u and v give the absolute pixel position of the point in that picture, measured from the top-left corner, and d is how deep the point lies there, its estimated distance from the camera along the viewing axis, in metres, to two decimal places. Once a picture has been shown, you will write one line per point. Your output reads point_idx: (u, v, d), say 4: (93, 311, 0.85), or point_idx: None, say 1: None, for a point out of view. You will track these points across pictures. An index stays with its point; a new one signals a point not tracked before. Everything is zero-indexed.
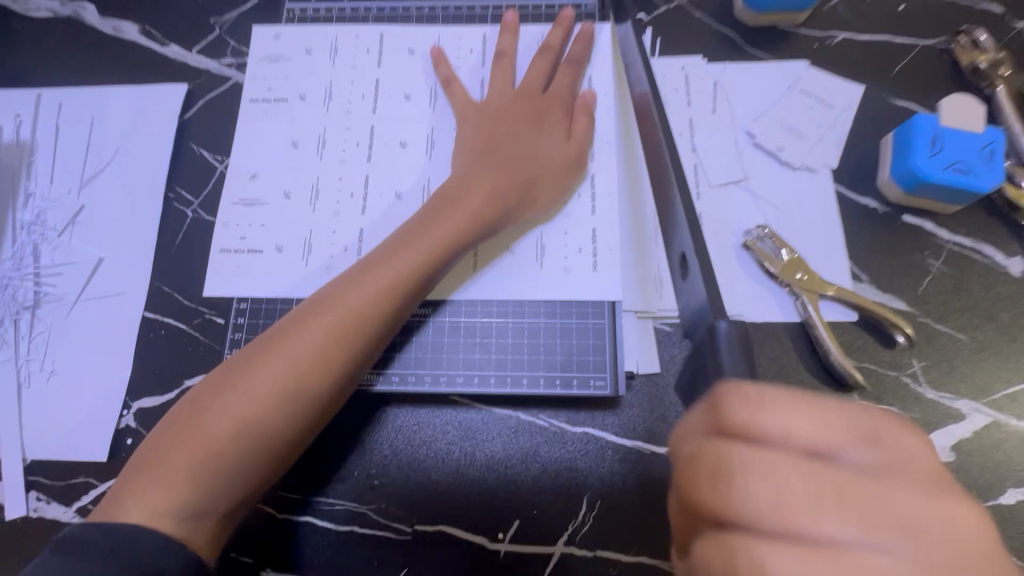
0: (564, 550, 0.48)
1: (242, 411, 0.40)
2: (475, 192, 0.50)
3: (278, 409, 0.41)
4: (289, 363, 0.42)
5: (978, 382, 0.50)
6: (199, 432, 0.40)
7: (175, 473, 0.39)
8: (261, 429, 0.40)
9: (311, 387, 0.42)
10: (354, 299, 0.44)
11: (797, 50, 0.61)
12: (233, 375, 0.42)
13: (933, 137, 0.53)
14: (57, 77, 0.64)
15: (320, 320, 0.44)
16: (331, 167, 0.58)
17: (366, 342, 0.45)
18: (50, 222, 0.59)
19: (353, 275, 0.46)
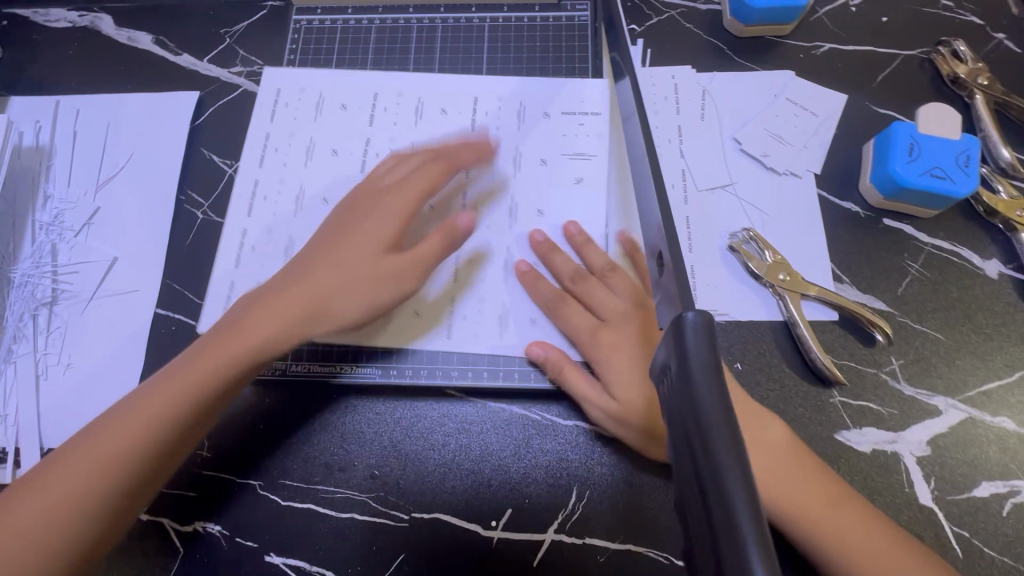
0: (554, 537, 0.50)
1: (130, 423, 0.45)
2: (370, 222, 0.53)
3: (156, 422, 0.45)
4: (177, 378, 0.47)
5: (954, 379, 0.52)
6: (96, 443, 0.44)
7: (59, 480, 0.43)
8: (147, 443, 0.45)
9: (194, 404, 0.46)
10: (247, 330, 0.49)
11: (783, 60, 0.64)
12: (135, 396, 0.46)
13: (910, 143, 0.55)
14: (75, 84, 0.68)
15: (228, 339, 0.49)
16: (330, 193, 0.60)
17: (271, 350, 0.50)
18: (67, 223, 0.62)
19: (248, 304, 0.51)
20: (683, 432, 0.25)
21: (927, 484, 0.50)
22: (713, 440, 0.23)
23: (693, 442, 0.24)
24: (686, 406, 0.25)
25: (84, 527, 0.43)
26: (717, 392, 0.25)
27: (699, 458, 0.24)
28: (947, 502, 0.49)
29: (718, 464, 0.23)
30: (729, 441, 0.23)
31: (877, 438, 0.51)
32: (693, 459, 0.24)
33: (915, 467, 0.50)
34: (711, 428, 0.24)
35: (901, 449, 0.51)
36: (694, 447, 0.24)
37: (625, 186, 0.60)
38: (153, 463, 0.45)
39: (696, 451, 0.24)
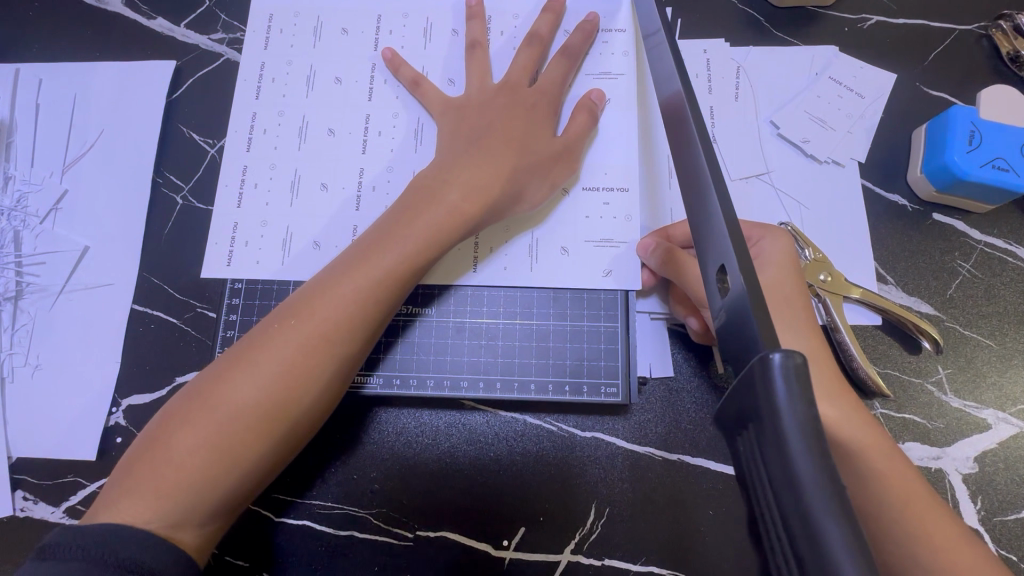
0: (571, 559, 0.46)
1: (276, 375, 0.39)
2: (454, 183, 0.46)
3: (314, 374, 0.40)
4: (322, 325, 0.41)
5: (1004, 391, 0.48)
6: (223, 401, 0.39)
7: (150, 475, 0.37)
8: (275, 404, 0.39)
9: (305, 390, 0.40)
10: (335, 300, 0.42)
11: (826, 34, 0.57)
12: (248, 349, 0.41)
13: (971, 131, 0.49)
14: (36, 51, 0.60)
15: (352, 277, 0.43)
16: (306, 154, 0.53)
17: (396, 291, 0.44)
18: (31, 207, 0.56)
19: (355, 250, 0.45)
20: (777, 509, 0.20)
21: (974, 504, 0.46)
22: (824, 532, 0.18)
23: (787, 522, 0.19)
24: (771, 469, 0.20)
25: (213, 499, 0.37)
26: (822, 465, 0.19)
27: (798, 548, 0.19)
28: (994, 523, 0.46)
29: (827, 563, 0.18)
30: (845, 533, 0.18)
31: (921, 454, 0.47)
32: (791, 549, 0.19)
33: (961, 486, 0.46)
34: (818, 513, 0.18)
35: (946, 466, 0.47)
36: (791, 528, 0.19)
37: (650, 169, 0.53)
38: (289, 426, 0.40)
39: (794, 533, 0.19)
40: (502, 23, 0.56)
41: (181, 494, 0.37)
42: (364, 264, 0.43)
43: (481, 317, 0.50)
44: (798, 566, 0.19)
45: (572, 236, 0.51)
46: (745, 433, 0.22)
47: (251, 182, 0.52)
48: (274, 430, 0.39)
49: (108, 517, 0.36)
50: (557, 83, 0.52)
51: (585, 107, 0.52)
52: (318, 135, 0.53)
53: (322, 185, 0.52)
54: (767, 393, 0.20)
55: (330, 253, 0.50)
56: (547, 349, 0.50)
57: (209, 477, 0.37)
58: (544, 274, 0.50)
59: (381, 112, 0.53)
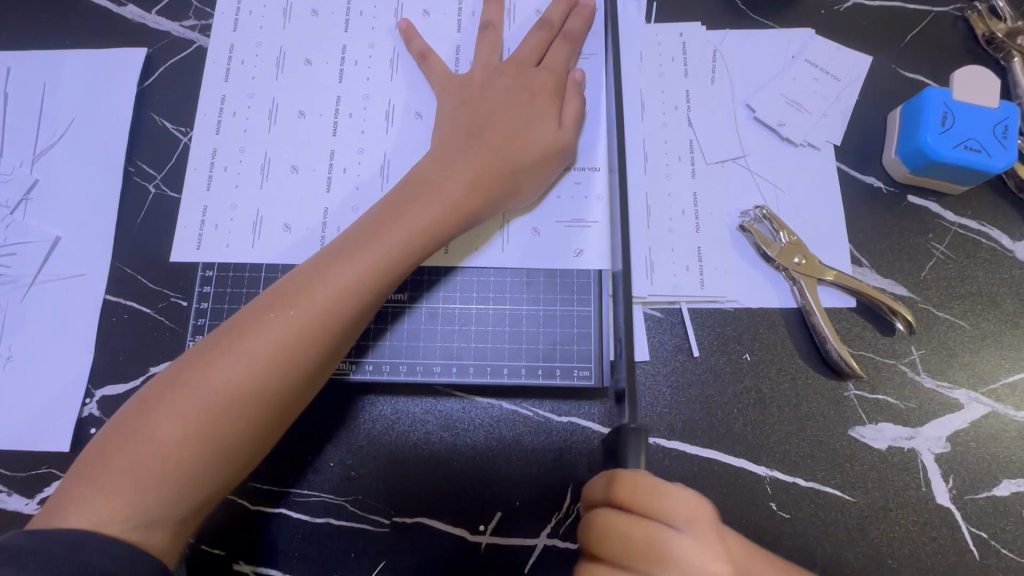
0: (547, 542, 0.47)
1: (259, 366, 0.39)
2: (442, 171, 0.46)
3: (297, 365, 0.40)
4: (307, 314, 0.40)
5: (977, 370, 0.49)
6: (201, 391, 0.38)
7: (125, 472, 0.36)
8: (257, 394, 0.39)
9: (288, 380, 0.40)
10: (319, 295, 0.41)
11: (803, 17, 0.57)
12: (230, 337, 0.40)
13: (944, 112, 0.49)
14: (5, 39, 0.59)
15: (339, 268, 0.42)
16: (276, 137, 0.52)
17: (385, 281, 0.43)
18: (1, 198, 0.55)
19: (344, 240, 0.44)
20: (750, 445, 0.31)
21: (945, 482, 0.46)
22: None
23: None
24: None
25: (192, 490, 0.37)
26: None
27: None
28: (964, 501, 0.46)
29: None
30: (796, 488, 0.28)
31: (894, 434, 0.47)
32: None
33: (933, 465, 0.47)
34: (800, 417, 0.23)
35: (918, 446, 0.47)
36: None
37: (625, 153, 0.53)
38: (270, 416, 0.40)
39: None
40: (475, 7, 0.55)
41: (157, 495, 0.36)
42: (349, 258, 0.43)
43: (452, 303, 0.50)
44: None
45: (544, 219, 0.51)
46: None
47: (220, 166, 0.52)
48: (256, 420, 0.39)
49: (80, 516, 0.35)
50: (529, 65, 0.51)
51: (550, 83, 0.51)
52: (288, 118, 0.52)
53: (292, 167, 0.51)
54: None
55: (301, 236, 0.50)
56: (521, 333, 0.50)
57: (185, 478, 0.37)
58: (516, 256, 0.50)
59: (352, 93, 0.53)
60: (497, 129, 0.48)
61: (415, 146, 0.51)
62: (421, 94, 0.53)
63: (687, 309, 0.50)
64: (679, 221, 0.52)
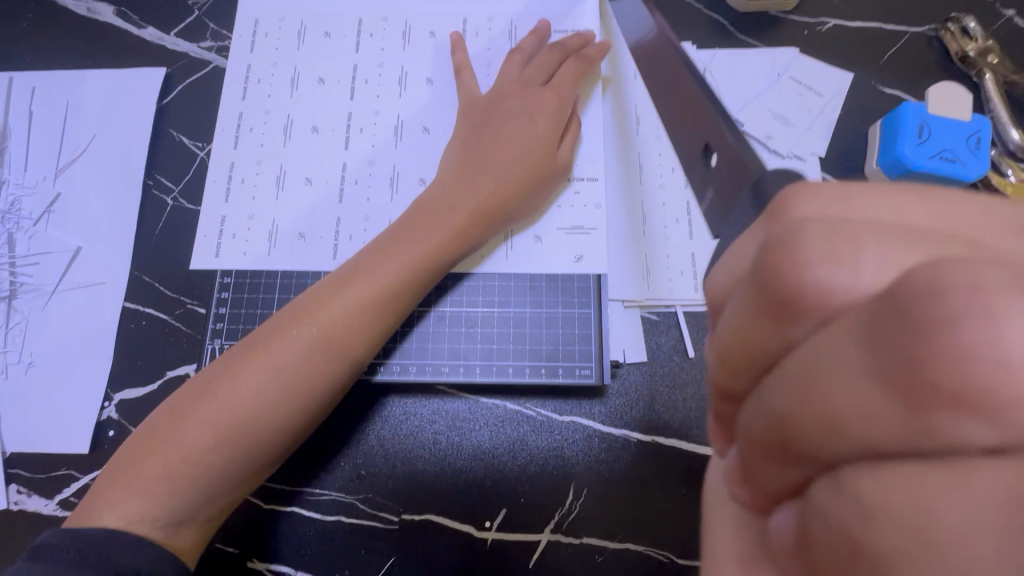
0: (551, 538, 0.48)
1: (283, 378, 0.41)
2: (458, 194, 0.49)
3: (318, 379, 0.42)
4: (330, 330, 0.43)
5: None
6: (228, 398, 0.40)
7: (156, 475, 0.38)
8: (281, 406, 0.41)
9: (310, 392, 0.42)
10: (339, 308, 0.43)
11: (788, 37, 0.60)
12: (255, 348, 0.42)
13: (920, 125, 0.52)
14: (30, 60, 0.62)
15: (359, 285, 0.45)
16: (291, 151, 0.55)
17: (401, 302, 0.46)
18: (25, 211, 0.57)
19: (361, 259, 0.46)
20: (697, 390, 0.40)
21: None
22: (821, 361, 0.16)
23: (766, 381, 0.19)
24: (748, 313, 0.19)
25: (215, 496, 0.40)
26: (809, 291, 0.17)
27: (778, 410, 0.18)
28: None
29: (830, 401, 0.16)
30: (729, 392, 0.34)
31: None
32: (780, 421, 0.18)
33: None
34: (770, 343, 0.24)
35: None
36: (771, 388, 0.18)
37: (623, 163, 0.56)
38: (292, 428, 0.42)
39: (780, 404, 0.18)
40: (479, 29, 0.58)
41: (186, 497, 0.38)
42: (367, 275, 0.45)
43: (456, 309, 0.52)
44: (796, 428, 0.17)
45: (546, 228, 0.54)
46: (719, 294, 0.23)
47: (237, 178, 0.54)
48: (279, 431, 0.41)
49: (113, 515, 0.37)
50: (531, 82, 0.54)
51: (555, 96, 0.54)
52: (303, 132, 0.55)
53: (306, 179, 0.54)
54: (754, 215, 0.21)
55: (314, 243, 0.52)
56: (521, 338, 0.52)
57: (212, 481, 0.39)
58: (519, 261, 0.53)
59: (363, 109, 0.56)
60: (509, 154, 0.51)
61: (424, 158, 0.54)
62: (428, 111, 0.56)
63: (683, 313, 0.53)
64: (676, 228, 0.54)
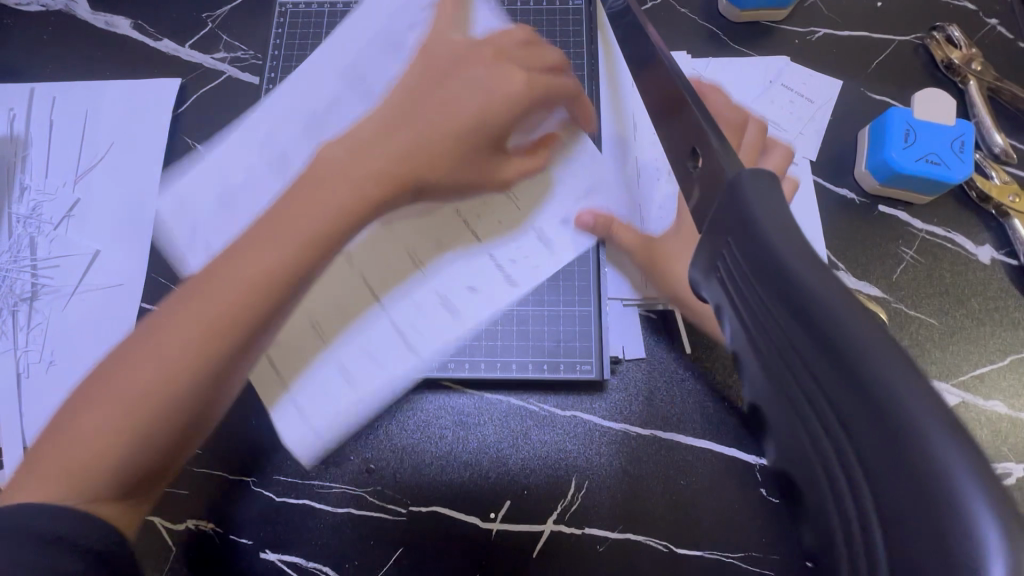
0: (554, 528, 0.50)
1: (181, 347, 0.40)
2: (381, 151, 0.47)
3: (215, 345, 0.40)
4: (228, 297, 0.41)
5: (946, 364, 0.53)
6: (134, 372, 0.40)
7: (64, 451, 0.39)
8: (179, 375, 0.39)
9: (204, 357, 0.40)
10: (237, 274, 0.42)
11: (779, 46, 0.63)
12: (164, 320, 0.41)
13: (907, 130, 0.55)
14: (50, 71, 0.65)
15: (264, 249, 0.42)
16: (300, 154, 0.55)
17: (307, 258, 0.43)
18: (45, 215, 0.60)
19: (273, 222, 0.44)
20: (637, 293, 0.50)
21: None
22: (841, 333, 0.17)
23: (783, 353, 0.20)
24: (764, 297, 0.20)
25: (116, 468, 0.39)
26: (824, 274, 0.19)
27: (797, 376, 0.19)
28: None
29: (859, 367, 0.17)
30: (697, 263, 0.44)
31: None
32: (803, 382, 0.19)
33: None
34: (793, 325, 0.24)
35: None
36: (791, 361, 0.19)
37: None
38: (179, 393, 0.39)
39: (803, 372, 0.19)
40: None
41: (89, 474, 0.38)
42: (273, 239, 0.43)
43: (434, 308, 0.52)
44: (819, 390, 0.18)
45: (547, 223, 0.54)
46: (713, 283, 0.24)
47: None
48: (177, 398, 0.40)
49: (25, 493, 0.38)
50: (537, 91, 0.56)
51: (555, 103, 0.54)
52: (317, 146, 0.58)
53: None
54: (741, 213, 0.22)
55: None
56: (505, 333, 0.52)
57: (113, 456, 0.39)
58: None
59: None
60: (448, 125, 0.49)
61: None
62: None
63: None
64: None
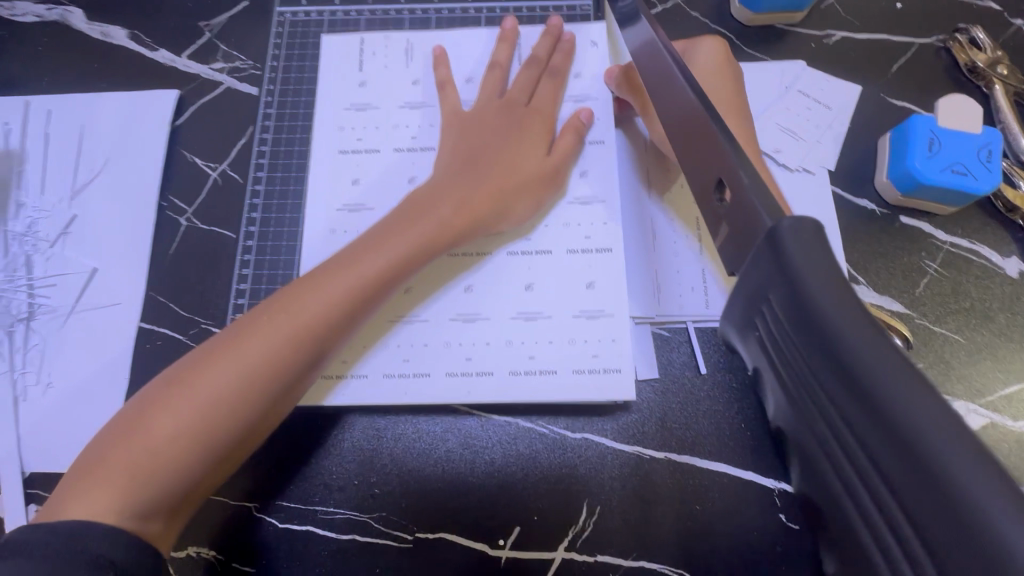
0: (566, 555, 0.48)
1: (250, 367, 0.41)
2: (442, 200, 0.50)
3: (283, 368, 0.42)
4: (300, 324, 0.43)
5: (973, 382, 0.51)
6: (201, 388, 0.40)
7: (121, 463, 0.38)
8: (250, 394, 0.41)
9: (277, 381, 0.42)
10: (310, 307, 0.43)
11: (794, 50, 0.61)
12: (228, 342, 0.42)
13: (931, 138, 0.52)
14: (45, 84, 0.63)
15: (338, 278, 0.45)
16: (343, 122, 0.58)
17: (375, 293, 0.46)
18: (42, 232, 0.58)
19: (338, 257, 0.47)
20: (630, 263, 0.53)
21: None
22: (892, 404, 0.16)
23: (827, 416, 0.19)
24: (800, 348, 0.19)
25: (178, 483, 0.39)
26: (870, 331, 0.18)
27: (844, 440, 0.18)
28: None
29: (915, 441, 0.16)
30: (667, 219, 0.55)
31: None
32: (851, 448, 0.18)
33: None
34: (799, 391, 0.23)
35: None
36: (840, 429, 0.18)
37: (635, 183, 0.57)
38: (251, 418, 0.41)
39: (850, 438, 0.18)
40: (489, 17, 0.63)
41: (149, 487, 0.38)
42: (339, 274, 0.45)
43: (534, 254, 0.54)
44: (864, 449, 0.18)
45: (592, 163, 0.55)
46: (749, 341, 0.23)
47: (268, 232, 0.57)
48: (245, 418, 0.41)
49: (76, 507, 0.37)
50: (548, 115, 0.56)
51: (573, 127, 0.55)
52: (328, 182, 0.57)
53: (331, 229, 0.55)
54: (777, 261, 0.20)
55: None
56: (596, 261, 0.53)
57: (174, 470, 0.39)
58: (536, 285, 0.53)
59: (384, 158, 0.57)
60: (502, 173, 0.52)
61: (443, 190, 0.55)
62: (446, 59, 0.59)
63: (694, 328, 0.53)
64: (686, 246, 0.55)
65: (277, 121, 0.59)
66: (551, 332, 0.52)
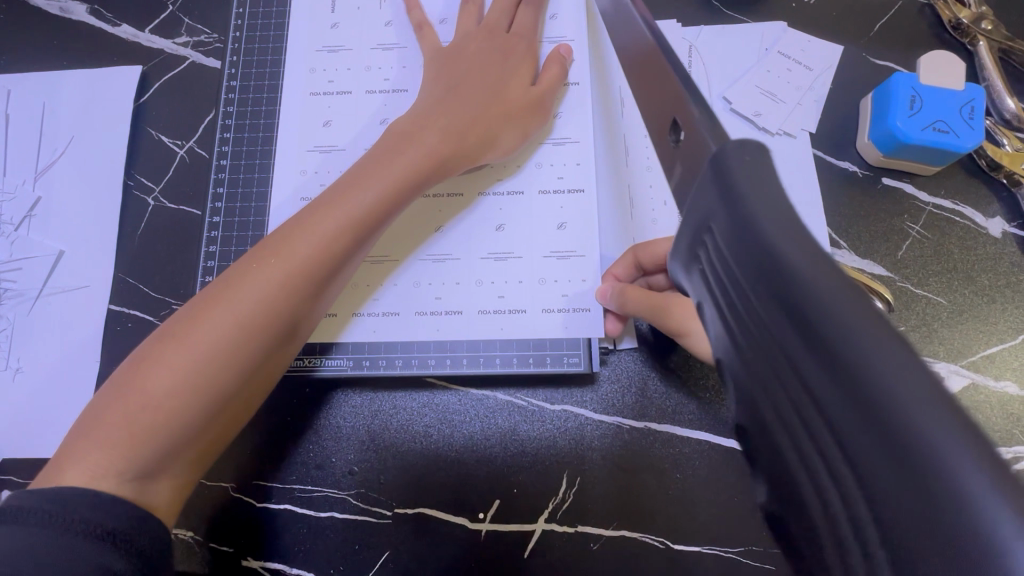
0: (546, 527, 0.48)
1: (243, 309, 0.39)
2: (430, 129, 0.47)
3: (276, 306, 0.40)
4: (292, 263, 0.41)
5: (955, 344, 0.50)
6: (194, 336, 0.38)
7: (118, 422, 0.37)
8: (247, 336, 0.39)
9: (273, 321, 0.40)
10: (302, 248, 0.41)
11: (775, 10, 0.59)
12: (218, 289, 0.40)
13: (913, 96, 0.51)
14: (3, 63, 0.61)
15: (328, 215, 0.43)
16: (313, 65, 0.57)
17: (368, 229, 0.44)
18: (6, 216, 0.57)
19: (326, 198, 0.44)
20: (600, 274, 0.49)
21: None
22: (828, 325, 0.15)
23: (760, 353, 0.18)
24: (740, 279, 0.18)
25: (179, 438, 0.38)
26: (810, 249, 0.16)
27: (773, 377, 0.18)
28: None
29: (856, 364, 0.14)
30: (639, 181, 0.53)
31: None
32: (782, 381, 0.17)
33: None
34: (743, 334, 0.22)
35: None
36: (779, 367, 0.17)
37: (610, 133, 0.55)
38: (249, 361, 0.39)
39: (785, 369, 0.17)
40: None
41: (148, 444, 0.37)
42: (328, 211, 0.43)
43: (506, 195, 0.52)
44: (789, 370, 0.17)
45: (567, 104, 0.54)
46: (694, 277, 0.22)
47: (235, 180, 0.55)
48: (244, 362, 0.39)
49: (73, 473, 0.36)
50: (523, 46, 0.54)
51: (556, 59, 0.53)
52: (299, 123, 0.55)
53: (302, 171, 0.54)
54: (722, 188, 0.20)
55: None
56: (569, 201, 0.52)
57: (175, 423, 0.37)
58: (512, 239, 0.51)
59: (360, 96, 0.55)
60: (485, 107, 0.50)
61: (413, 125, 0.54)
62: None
63: None
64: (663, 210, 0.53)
65: (242, 94, 0.57)
66: (521, 272, 0.51)
